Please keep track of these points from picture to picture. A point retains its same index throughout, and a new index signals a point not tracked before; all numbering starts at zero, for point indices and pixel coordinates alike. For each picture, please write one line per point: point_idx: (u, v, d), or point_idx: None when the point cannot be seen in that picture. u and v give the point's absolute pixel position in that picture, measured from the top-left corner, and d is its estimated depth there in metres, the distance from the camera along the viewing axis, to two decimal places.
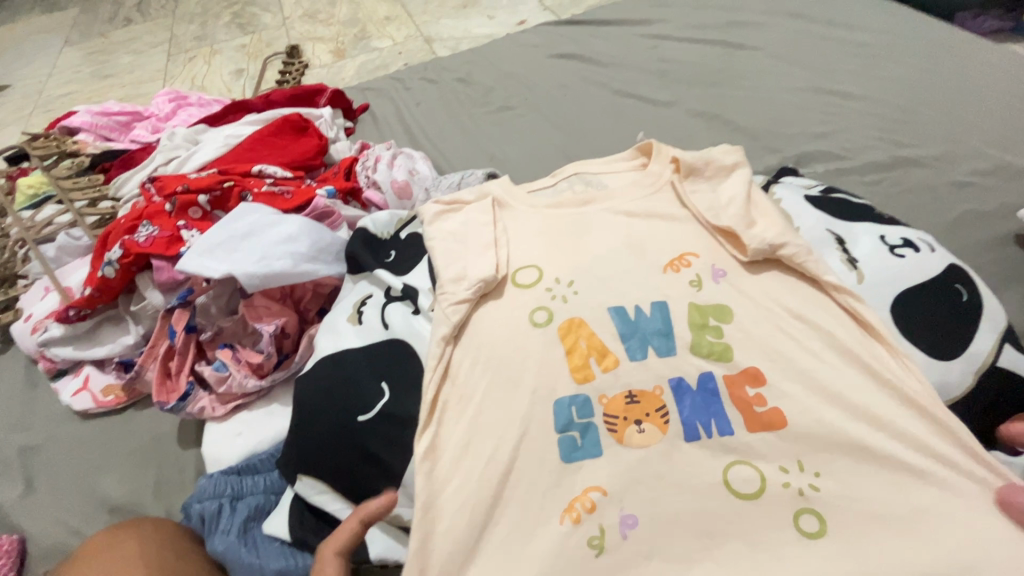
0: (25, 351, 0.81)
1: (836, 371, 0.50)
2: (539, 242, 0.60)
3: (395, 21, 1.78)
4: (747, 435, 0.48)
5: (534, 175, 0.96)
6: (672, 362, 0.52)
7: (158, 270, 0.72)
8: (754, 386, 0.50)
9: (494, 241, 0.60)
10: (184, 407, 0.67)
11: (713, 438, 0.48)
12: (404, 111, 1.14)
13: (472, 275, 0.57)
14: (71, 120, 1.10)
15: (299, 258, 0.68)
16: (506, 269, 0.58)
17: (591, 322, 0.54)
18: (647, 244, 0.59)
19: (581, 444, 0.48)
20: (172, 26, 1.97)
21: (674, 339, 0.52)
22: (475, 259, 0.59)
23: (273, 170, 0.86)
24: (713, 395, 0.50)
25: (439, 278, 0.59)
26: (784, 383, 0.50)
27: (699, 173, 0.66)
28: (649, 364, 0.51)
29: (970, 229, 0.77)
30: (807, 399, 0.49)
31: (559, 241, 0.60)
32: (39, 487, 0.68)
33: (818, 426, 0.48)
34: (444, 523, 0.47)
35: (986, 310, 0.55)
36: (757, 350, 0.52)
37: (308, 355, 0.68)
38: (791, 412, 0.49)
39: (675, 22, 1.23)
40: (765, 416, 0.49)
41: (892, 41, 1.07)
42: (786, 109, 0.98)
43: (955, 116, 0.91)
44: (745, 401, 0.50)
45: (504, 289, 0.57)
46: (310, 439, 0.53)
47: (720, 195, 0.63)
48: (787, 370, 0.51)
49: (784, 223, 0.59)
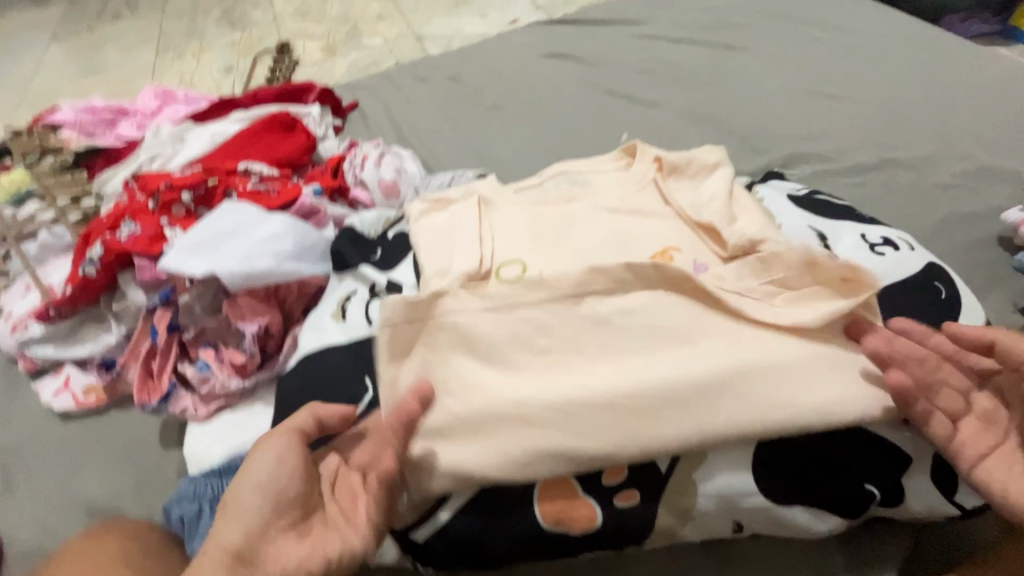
0: (4, 350, 0.80)
1: (830, 364, 0.46)
2: (523, 239, 0.60)
3: (387, 19, 1.77)
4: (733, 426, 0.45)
5: (524, 175, 0.96)
6: (667, 353, 0.48)
7: (139, 269, 0.71)
8: (742, 374, 0.46)
9: (478, 238, 0.59)
10: (166, 407, 0.68)
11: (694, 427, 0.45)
12: (394, 110, 1.13)
13: (457, 270, 0.57)
14: (55, 116, 1.08)
15: (283, 256, 0.68)
16: (490, 263, 0.57)
17: (574, 315, 0.50)
18: (633, 240, 0.58)
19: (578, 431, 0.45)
20: (161, 22, 1.95)
21: (652, 329, 0.48)
22: (459, 255, 0.58)
23: (259, 167, 0.85)
24: (698, 386, 0.45)
25: (424, 273, 0.58)
26: (772, 373, 0.46)
27: (681, 172, 0.66)
28: (630, 358, 0.48)
29: (955, 230, 0.77)
30: (795, 390, 0.45)
31: (543, 237, 0.60)
32: (17, 488, 0.67)
33: (805, 415, 0.45)
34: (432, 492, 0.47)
35: (962, 309, 0.55)
36: (757, 342, 0.47)
37: (292, 354, 0.67)
38: (781, 407, 0.45)
39: (666, 22, 1.23)
40: (772, 407, 0.45)
41: (879, 43, 1.08)
42: (775, 110, 0.99)
43: (941, 118, 0.92)
44: (734, 391, 0.45)
45: (487, 283, 0.56)
46: None
47: (703, 192, 0.63)
48: (776, 361, 0.46)
49: (766, 221, 0.59)
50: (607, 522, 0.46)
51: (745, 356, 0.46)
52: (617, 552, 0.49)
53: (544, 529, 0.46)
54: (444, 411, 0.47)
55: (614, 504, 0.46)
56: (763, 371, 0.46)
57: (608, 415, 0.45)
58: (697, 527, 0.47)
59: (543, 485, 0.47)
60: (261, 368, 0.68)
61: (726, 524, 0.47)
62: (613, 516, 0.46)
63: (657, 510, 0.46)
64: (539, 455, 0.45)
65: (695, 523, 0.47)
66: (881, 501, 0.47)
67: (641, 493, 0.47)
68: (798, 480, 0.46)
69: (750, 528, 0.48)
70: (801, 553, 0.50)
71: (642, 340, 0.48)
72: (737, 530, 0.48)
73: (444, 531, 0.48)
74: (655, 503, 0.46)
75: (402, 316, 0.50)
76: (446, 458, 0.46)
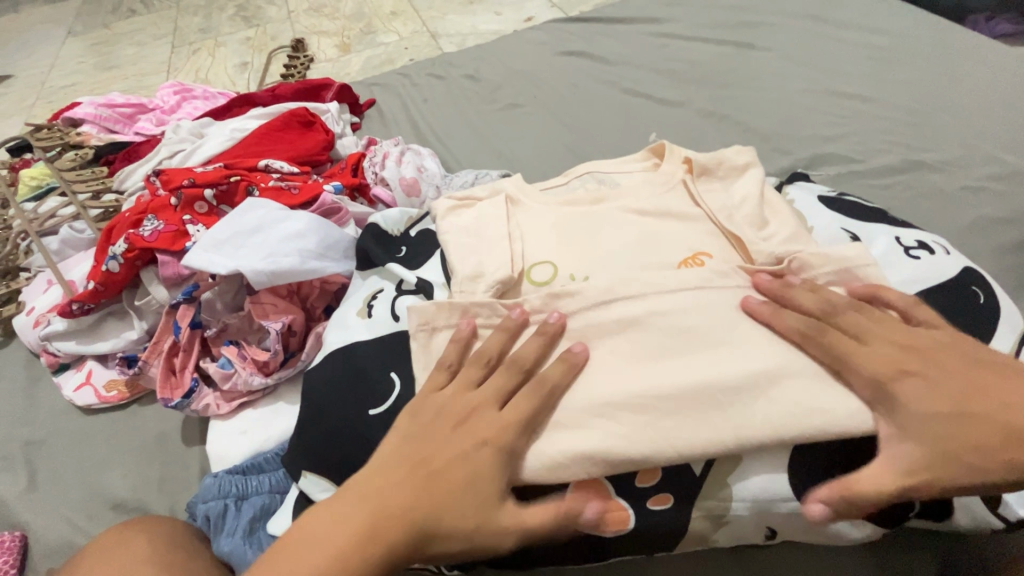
0: (27, 344, 0.80)
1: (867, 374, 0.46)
2: (553, 239, 0.59)
3: (401, 16, 1.77)
4: (770, 434, 0.44)
5: (542, 174, 0.95)
6: (705, 353, 0.47)
7: (162, 265, 0.71)
8: (777, 381, 0.45)
9: (506, 234, 0.59)
10: (189, 405, 0.66)
11: (729, 433, 0.44)
12: (412, 107, 1.13)
13: (489, 274, 0.56)
14: (74, 112, 1.09)
15: (307, 254, 0.67)
16: (520, 264, 0.57)
17: (606, 318, 0.50)
18: (660, 240, 0.58)
19: (612, 444, 0.44)
20: (176, 18, 1.95)
21: (690, 334, 0.48)
22: (488, 254, 0.58)
23: (280, 165, 0.85)
24: (732, 390, 0.45)
25: (454, 273, 0.57)
26: (809, 381, 0.45)
27: (712, 173, 0.66)
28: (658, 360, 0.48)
29: (986, 233, 0.75)
30: (835, 397, 0.44)
31: (573, 237, 0.59)
32: (42, 482, 0.67)
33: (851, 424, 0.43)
34: None
35: (1004, 311, 0.53)
36: (795, 342, 0.47)
37: (315, 353, 0.67)
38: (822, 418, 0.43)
39: (686, 21, 1.22)
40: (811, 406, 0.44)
41: (904, 43, 1.06)
42: (796, 110, 0.98)
43: (967, 120, 0.90)
44: (773, 398, 0.45)
45: (521, 286, 0.56)
46: (316, 435, 0.52)
47: (733, 194, 0.63)
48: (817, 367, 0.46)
49: (798, 224, 0.59)
50: (640, 526, 0.46)
51: (784, 360, 0.46)
52: (647, 556, 0.49)
53: (574, 529, 0.46)
54: None
55: (646, 507, 0.46)
56: (801, 371, 0.46)
57: (642, 415, 0.45)
58: (729, 533, 0.47)
59: (575, 487, 0.45)
60: (284, 366, 0.68)
61: (760, 531, 0.47)
62: (646, 521, 0.46)
63: (692, 515, 0.46)
64: (576, 455, 0.44)
65: (729, 528, 0.47)
66: (918, 514, 0.46)
67: (674, 495, 0.46)
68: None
69: (782, 534, 0.48)
70: (834, 561, 0.50)
71: (676, 340, 0.48)
72: (769, 537, 0.48)
73: None
74: (689, 506, 0.46)
75: (443, 319, 0.53)
76: None
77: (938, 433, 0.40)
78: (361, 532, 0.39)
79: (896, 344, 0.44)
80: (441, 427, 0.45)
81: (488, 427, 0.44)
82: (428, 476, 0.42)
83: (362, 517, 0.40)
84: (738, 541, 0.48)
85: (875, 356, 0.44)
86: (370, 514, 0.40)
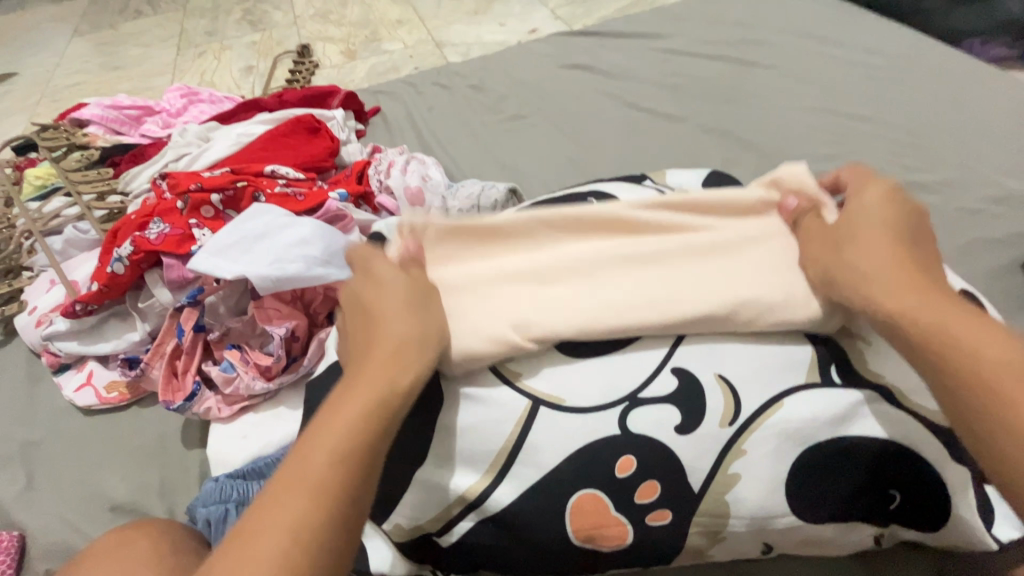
0: (28, 344, 0.81)
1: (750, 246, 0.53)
2: (561, 295, 0.51)
3: (406, 24, 1.78)
4: (744, 441, 0.46)
5: (545, 186, 0.96)
6: (637, 262, 0.53)
7: (168, 268, 0.72)
8: (711, 317, 0.49)
9: (512, 303, 0.50)
10: (191, 408, 0.67)
11: (709, 432, 0.47)
12: (416, 116, 1.14)
13: (493, 332, 0.49)
14: (82, 112, 1.09)
15: (312, 260, 0.66)
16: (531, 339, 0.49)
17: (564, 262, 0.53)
18: (651, 279, 0.51)
19: (619, 449, 0.46)
20: (182, 21, 1.96)
21: (626, 265, 0.53)
22: (493, 325, 0.49)
23: (286, 171, 0.86)
24: (697, 387, 0.48)
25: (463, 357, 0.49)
26: (708, 256, 0.53)
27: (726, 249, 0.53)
28: (615, 258, 0.53)
29: (980, 254, 0.77)
30: (725, 260, 0.52)
31: (573, 288, 0.51)
32: (41, 483, 0.68)
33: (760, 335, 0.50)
34: (456, 511, 0.48)
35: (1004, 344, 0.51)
36: (703, 248, 0.53)
37: (318, 359, 0.69)
38: (719, 271, 0.52)
39: (688, 37, 1.23)
40: (793, 437, 0.46)
41: (903, 65, 1.08)
42: (795, 129, 0.99)
43: (964, 142, 0.92)
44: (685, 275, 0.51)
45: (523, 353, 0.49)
46: None
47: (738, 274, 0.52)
48: (706, 242, 0.54)
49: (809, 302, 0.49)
50: (638, 541, 0.46)
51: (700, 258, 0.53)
52: (642, 568, 0.50)
53: (574, 543, 0.46)
54: (493, 417, 0.48)
55: (646, 522, 0.46)
56: (799, 398, 0.47)
57: (591, 279, 0.52)
58: (725, 549, 0.48)
59: (580, 498, 0.46)
60: (285, 371, 0.69)
61: (756, 546, 0.48)
62: (641, 528, 0.46)
63: (690, 529, 0.46)
64: (581, 450, 0.46)
65: (724, 544, 0.47)
66: (898, 521, 0.47)
67: (673, 514, 0.46)
68: (829, 500, 0.46)
69: (778, 549, 0.48)
70: (825, 565, 0.52)
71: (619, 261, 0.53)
72: (765, 551, 0.48)
73: (473, 541, 0.48)
74: (689, 519, 0.46)
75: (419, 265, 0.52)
76: (482, 445, 0.48)
77: (971, 370, 0.40)
78: (304, 571, 0.35)
79: (906, 231, 0.49)
80: (350, 399, 0.42)
81: (409, 328, 0.46)
82: (359, 450, 0.40)
83: (294, 516, 0.37)
84: (734, 555, 0.49)
85: (900, 265, 0.46)
86: (308, 507, 0.37)
